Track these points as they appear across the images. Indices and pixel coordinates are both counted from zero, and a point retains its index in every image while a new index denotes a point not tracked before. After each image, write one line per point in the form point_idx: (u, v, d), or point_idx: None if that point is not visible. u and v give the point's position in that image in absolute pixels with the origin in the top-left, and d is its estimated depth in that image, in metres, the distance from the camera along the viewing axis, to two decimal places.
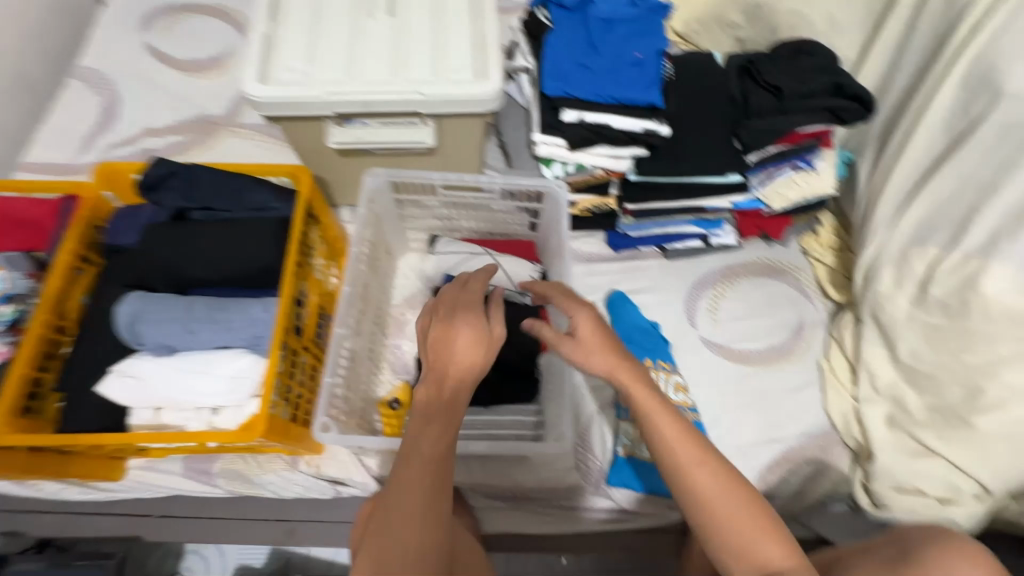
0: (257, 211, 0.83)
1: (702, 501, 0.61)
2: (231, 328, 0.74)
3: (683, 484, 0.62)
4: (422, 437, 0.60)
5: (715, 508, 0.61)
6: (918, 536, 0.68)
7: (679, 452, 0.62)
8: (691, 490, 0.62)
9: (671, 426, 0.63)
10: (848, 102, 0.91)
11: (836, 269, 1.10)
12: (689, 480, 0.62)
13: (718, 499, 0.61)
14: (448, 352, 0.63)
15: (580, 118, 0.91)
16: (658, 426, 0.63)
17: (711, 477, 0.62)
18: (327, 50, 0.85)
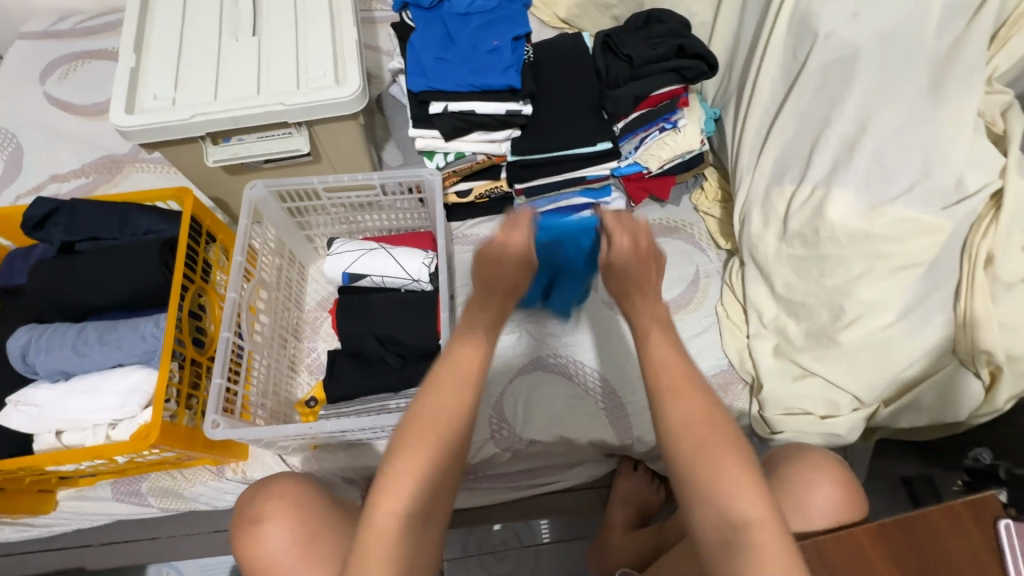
0: (143, 235, 0.88)
1: (695, 433, 0.58)
2: (122, 346, 0.78)
3: (667, 393, 0.61)
4: (461, 357, 0.65)
5: (685, 426, 0.58)
6: (781, 456, 0.75)
7: (676, 377, 0.62)
8: (677, 406, 0.60)
9: (673, 357, 0.64)
10: (690, 61, 0.98)
11: (723, 220, 1.17)
12: (673, 381, 0.62)
13: (700, 417, 0.59)
14: (497, 252, 0.70)
15: (446, 108, 0.96)
16: (660, 354, 0.64)
17: (696, 394, 0.61)
18: (193, 74, 0.89)
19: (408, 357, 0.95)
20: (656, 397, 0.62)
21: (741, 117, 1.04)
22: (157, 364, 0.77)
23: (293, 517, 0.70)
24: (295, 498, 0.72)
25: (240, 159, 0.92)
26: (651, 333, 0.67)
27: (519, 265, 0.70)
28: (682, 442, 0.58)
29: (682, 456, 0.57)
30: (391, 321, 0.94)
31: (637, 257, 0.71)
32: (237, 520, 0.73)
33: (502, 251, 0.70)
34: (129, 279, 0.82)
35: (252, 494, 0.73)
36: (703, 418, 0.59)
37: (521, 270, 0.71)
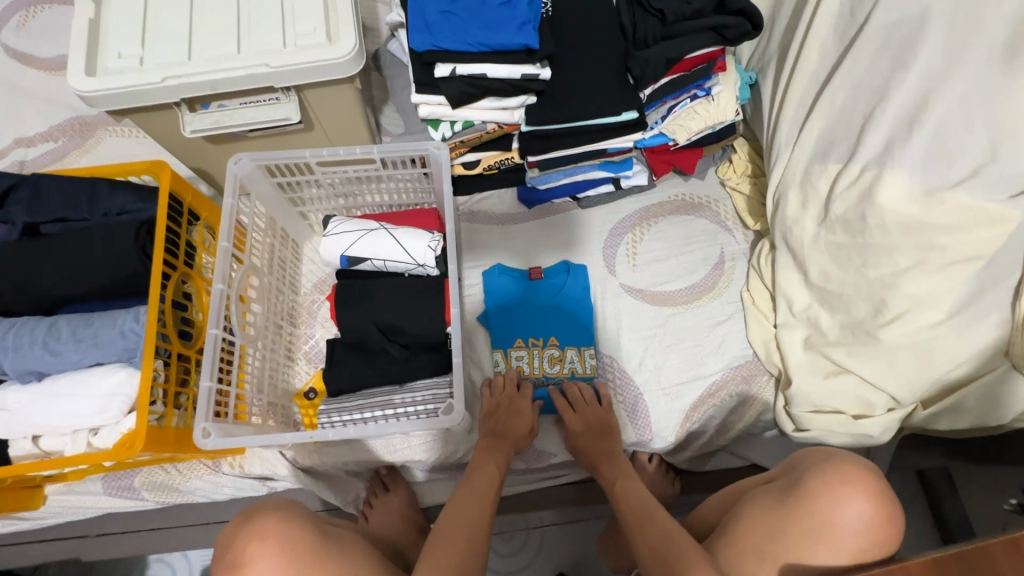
0: (115, 216, 0.79)
1: (657, 542, 0.74)
2: (98, 345, 0.70)
3: (652, 517, 0.78)
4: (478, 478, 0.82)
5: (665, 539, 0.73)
6: (810, 464, 0.71)
7: (644, 510, 0.80)
8: (659, 524, 0.76)
9: (636, 489, 0.85)
10: (731, 19, 0.86)
11: (752, 197, 1.07)
12: (658, 519, 0.77)
13: (660, 540, 0.73)
14: (507, 407, 0.92)
15: (453, 71, 0.85)
16: (631, 494, 0.84)
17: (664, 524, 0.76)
18: (161, 28, 0.77)
19: (413, 348, 0.89)
20: (633, 524, 0.79)
21: (782, 84, 0.93)
22: (139, 363, 0.70)
23: (278, 559, 0.62)
24: (278, 535, 0.63)
25: (222, 128, 0.81)
26: (624, 484, 0.86)
27: (523, 417, 0.91)
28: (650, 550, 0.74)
29: (658, 553, 0.72)
30: (394, 311, 0.87)
31: (584, 415, 0.93)
32: (216, 562, 0.64)
33: (513, 405, 0.92)
34: (102, 267, 0.74)
35: (232, 534, 0.65)
36: (665, 535, 0.74)
37: (519, 425, 0.91)
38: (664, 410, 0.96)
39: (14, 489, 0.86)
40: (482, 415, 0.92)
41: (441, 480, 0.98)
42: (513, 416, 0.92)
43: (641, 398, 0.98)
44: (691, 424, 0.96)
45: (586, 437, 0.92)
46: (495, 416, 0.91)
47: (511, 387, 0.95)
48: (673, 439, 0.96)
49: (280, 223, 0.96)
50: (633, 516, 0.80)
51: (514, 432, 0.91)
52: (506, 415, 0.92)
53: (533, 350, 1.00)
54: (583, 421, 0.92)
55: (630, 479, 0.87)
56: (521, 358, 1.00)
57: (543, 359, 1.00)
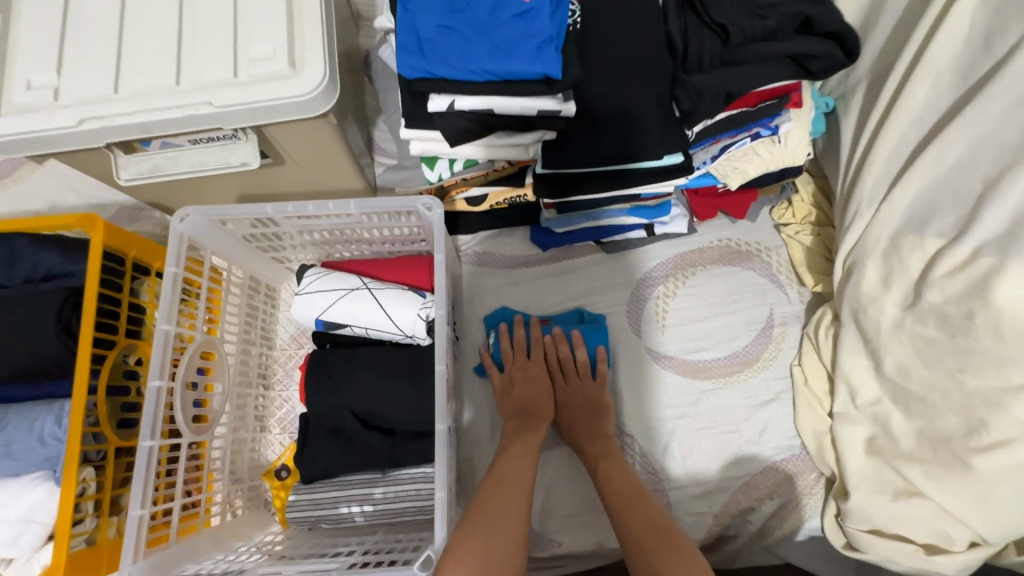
0: (42, 282, 0.66)
1: (638, 530, 0.66)
2: (13, 454, 0.59)
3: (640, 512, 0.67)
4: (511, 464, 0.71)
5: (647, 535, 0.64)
6: None
7: (630, 494, 0.70)
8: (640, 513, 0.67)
9: (621, 468, 0.74)
10: (816, 44, 0.66)
11: (814, 249, 0.89)
12: (644, 512, 0.67)
13: (646, 530, 0.65)
14: (519, 378, 0.83)
15: (452, 105, 0.67)
16: (617, 475, 0.73)
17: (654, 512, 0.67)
18: (82, 47, 0.61)
19: (398, 435, 0.75)
20: (617, 509, 0.69)
21: (871, 122, 0.74)
22: (61, 479, 0.58)
23: None
24: None
25: (164, 174, 0.66)
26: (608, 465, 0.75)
27: (538, 387, 0.82)
28: (634, 536, 0.65)
29: (641, 537, 0.64)
30: (374, 396, 0.74)
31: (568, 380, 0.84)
32: None
33: (528, 376, 0.83)
34: (17, 352, 0.61)
35: None
36: (651, 520, 0.66)
37: (544, 396, 0.82)
38: (693, 511, 0.81)
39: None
40: (500, 399, 0.82)
41: None
42: (539, 385, 0.82)
43: (665, 491, 0.82)
44: (724, 528, 0.81)
45: (577, 413, 0.82)
46: (511, 393, 0.82)
47: (524, 353, 0.84)
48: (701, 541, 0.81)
49: (249, 270, 0.82)
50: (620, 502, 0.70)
51: (542, 408, 0.81)
52: (523, 391, 0.82)
53: None
54: (573, 395, 0.83)
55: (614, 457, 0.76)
56: None
57: None
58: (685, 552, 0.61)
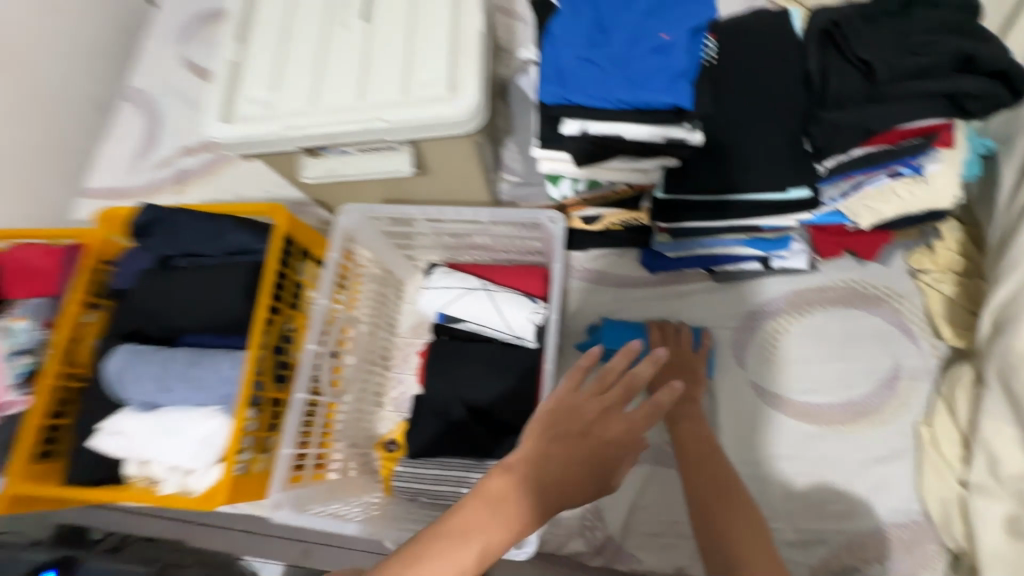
0: (237, 254, 0.81)
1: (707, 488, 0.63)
2: (202, 387, 0.73)
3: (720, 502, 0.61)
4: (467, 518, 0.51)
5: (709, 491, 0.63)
6: None
7: (702, 451, 0.69)
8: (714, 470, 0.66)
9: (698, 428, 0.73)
10: (975, 83, 0.63)
11: (955, 301, 0.82)
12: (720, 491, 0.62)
13: (709, 484, 0.64)
14: (665, 343, 0.86)
15: (584, 130, 0.73)
16: (693, 433, 0.72)
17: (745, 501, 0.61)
18: (292, 70, 0.76)
19: (498, 427, 0.81)
20: (685, 462, 0.69)
21: None
22: (234, 413, 0.72)
23: None
24: None
25: (337, 176, 0.80)
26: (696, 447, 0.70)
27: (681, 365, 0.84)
28: (696, 490, 0.64)
29: (707, 499, 0.62)
30: (481, 389, 0.81)
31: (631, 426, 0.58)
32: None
33: (676, 353, 0.85)
34: (218, 308, 0.77)
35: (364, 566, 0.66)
36: (717, 479, 0.64)
37: (679, 373, 0.83)
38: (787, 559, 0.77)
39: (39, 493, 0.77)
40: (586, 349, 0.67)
41: None
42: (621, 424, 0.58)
43: None
44: None
45: (672, 375, 0.83)
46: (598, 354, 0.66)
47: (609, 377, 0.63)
48: None
49: (385, 264, 0.94)
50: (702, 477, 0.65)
51: (622, 361, 0.64)
52: (668, 361, 0.84)
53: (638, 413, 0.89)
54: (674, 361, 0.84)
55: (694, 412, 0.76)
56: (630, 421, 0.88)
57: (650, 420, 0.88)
58: (756, 534, 0.57)
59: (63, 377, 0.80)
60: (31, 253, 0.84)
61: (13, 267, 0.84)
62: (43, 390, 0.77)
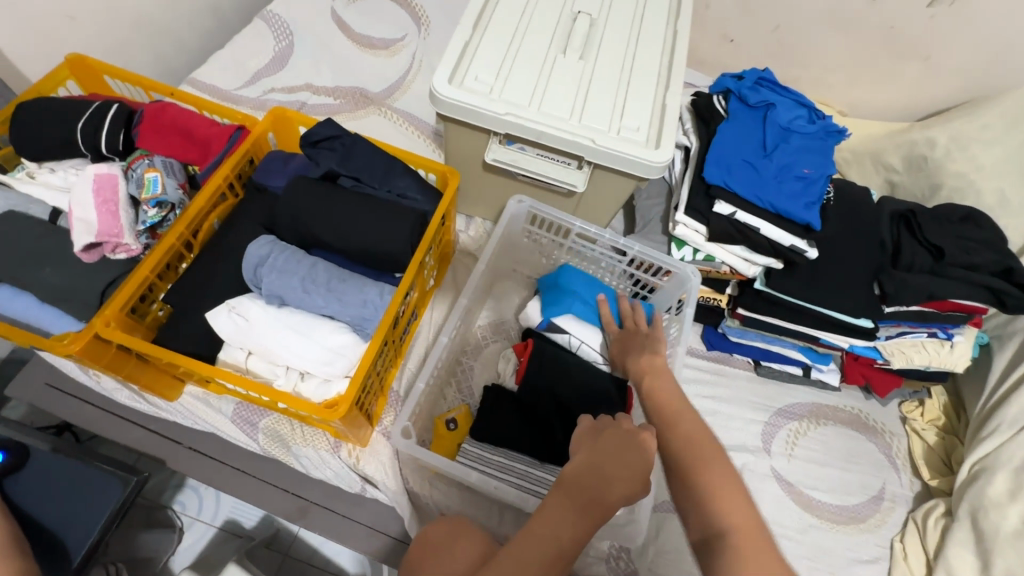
0: (398, 197, 0.85)
1: (690, 459, 0.60)
2: (343, 301, 0.73)
3: (704, 479, 0.58)
4: (553, 522, 0.55)
5: (685, 442, 0.62)
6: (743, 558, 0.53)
7: (673, 412, 0.67)
8: (680, 430, 0.64)
9: (669, 389, 0.72)
10: (1011, 287, 0.87)
11: (934, 449, 1.03)
12: (694, 460, 0.60)
13: (687, 445, 0.62)
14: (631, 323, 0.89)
15: (732, 214, 0.89)
16: (659, 387, 0.72)
17: (730, 472, 0.59)
18: (516, 70, 0.87)
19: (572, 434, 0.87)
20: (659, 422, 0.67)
21: (1021, 367, 0.93)
22: (369, 335, 0.73)
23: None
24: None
25: (515, 167, 0.89)
26: (671, 423, 0.66)
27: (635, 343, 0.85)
28: (678, 453, 0.62)
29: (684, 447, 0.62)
30: (575, 395, 0.88)
31: (629, 481, 0.58)
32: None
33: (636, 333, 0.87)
34: (373, 234, 0.79)
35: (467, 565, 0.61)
36: (694, 438, 0.62)
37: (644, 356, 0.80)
38: None
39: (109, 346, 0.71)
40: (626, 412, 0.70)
41: None
42: (619, 471, 0.59)
43: None
44: None
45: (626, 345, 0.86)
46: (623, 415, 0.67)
47: (600, 428, 0.64)
48: None
49: (495, 269, 1.04)
50: (682, 455, 0.61)
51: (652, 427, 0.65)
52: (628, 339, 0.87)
53: None
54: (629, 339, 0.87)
55: (662, 378, 0.74)
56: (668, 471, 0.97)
57: None
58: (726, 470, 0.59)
59: (180, 240, 0.76)
60: (191, 116, 0.82)
61: (165, 121, 0.82)
62: (165, 246, 0.73)
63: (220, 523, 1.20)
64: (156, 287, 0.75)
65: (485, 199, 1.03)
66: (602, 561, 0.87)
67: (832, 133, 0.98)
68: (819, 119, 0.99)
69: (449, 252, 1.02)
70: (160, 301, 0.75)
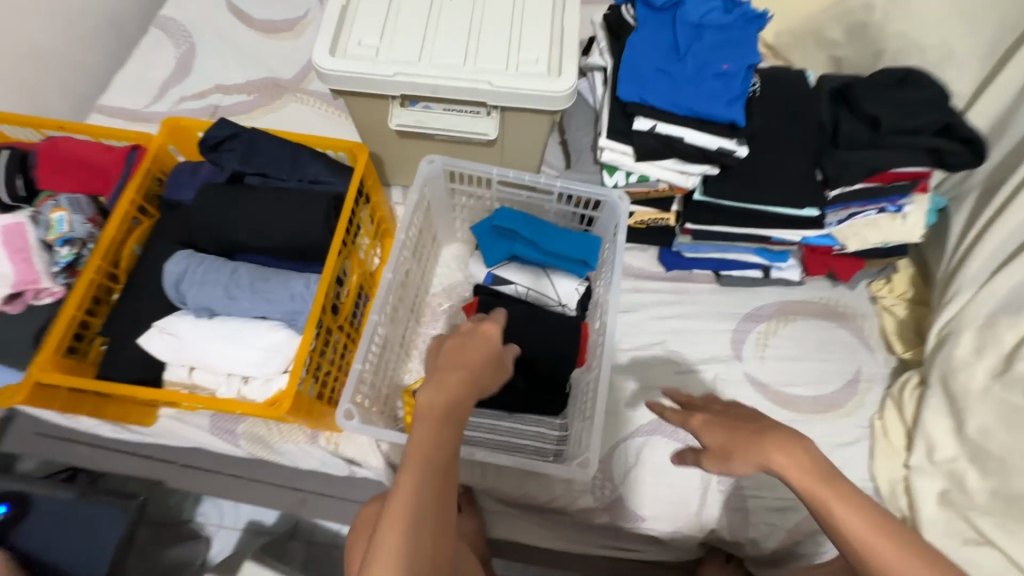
0: (310, 184, 0.83)
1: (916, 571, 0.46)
2: (271, 300, 0.74)
3: None
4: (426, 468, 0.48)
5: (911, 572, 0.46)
6: None
7: (876, 528, 0.48)
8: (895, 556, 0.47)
9: (853, 512, 0.48)
10: (954, 144, 0.83)
11: (906, 322, 1.02)
12: None
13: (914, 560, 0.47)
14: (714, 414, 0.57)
15: (653, 127, 0.86)
16: (819, 492, 0.49)
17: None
18: (400, 25, 0.82)
19: (534, 382, 0.88)
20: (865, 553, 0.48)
21: (978, 222, 0.90)
22: (301, 329, 0.73)
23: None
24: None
25: (424, 127, 0.86)
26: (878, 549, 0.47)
27: (728, 432, 0.54)
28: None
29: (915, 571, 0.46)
30: (531, 340, 0.87)
31: (470, 371, 0.52)
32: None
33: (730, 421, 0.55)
34: (290, 227, 0.78)
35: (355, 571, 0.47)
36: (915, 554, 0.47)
37: (759, 445, 0.51)
38: (769, 520, 0.89)
39: (59, 389, 0.73)
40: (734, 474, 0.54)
41: (516, 516, 0.96)
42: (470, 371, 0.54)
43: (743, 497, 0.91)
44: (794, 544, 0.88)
45: (715, 441, 0.54)
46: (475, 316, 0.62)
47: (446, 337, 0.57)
48: (770, 551, 0.89)
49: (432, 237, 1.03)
50: None
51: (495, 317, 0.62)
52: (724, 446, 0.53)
53: (651, 388, 0.99)
54: (721, 434, 0.54)
55: (797, 462, 0.50)
56: (643, 397, 0.98)
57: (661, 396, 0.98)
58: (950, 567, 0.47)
59: (103, 273, 0.77)
60: (85, 145, 0.81)
61: (60, 157, 0.80)
62: (85, 282, 0.74)
63: (243, 525, 1.24)
64: (91, 323, 0.76)
65: (411, 166, 1.01)
66: (588, 492, 0.91)
67: (752, 18, 0.91)
68: (737, 6, 0.93)
69: (387, 226, 1.01)
70: (99, 336, 0.76)
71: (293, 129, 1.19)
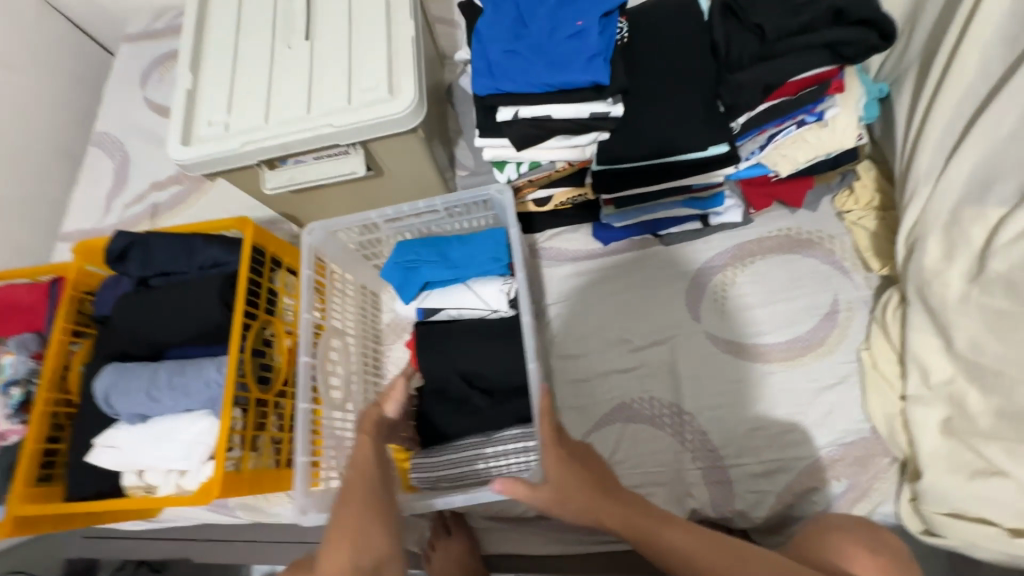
0: (212, 268, 0.86)
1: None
2: (189, 393, 0.77)
3: None
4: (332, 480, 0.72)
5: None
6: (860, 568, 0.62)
7: (699, 551, 0.57)
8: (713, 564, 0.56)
9: (680, 542, 0.57)
10: (851, 33, 0.72)
11: (879, 234, 0.90)
12: None
13: (724, 559, 0.56)
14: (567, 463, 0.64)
15: (516, 114, 0.80)
16: (672, 539, 0.57)
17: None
18: (244, 93, 0.82)
19: (473, 403, 0.86)
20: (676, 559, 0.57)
21: (921, 104, 0.77)
22: (220, 414, 0.76)
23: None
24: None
25: (296, 184, 0.85)
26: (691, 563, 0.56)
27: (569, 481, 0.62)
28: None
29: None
30: (455, 363, 0.85)
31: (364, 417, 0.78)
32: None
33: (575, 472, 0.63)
34: (196, 318, 0.81)
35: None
36: (729, 558, 0.56)
37: (588, 487, 0.62)
38: (755, 488, 0.83)
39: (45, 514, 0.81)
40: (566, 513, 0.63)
41: (506, 530, 0.96)
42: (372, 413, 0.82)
43: (725, 467, 0.85)
44: (788, 506, 0.81)
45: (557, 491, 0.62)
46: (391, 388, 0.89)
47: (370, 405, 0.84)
48: (766, 520, 0.82)
49: (359, 279, 1.02)
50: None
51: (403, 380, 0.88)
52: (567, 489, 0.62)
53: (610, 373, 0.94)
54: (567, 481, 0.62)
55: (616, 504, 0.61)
56: (603, 385, 0.94)
57: (620, 379, 0.93)
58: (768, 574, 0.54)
59: (54, 402, 0.84)
60: (14, 290, 0.88)
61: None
62: (37, 417, 0.81)
63: None
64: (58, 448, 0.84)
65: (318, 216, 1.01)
66: None
67: None
68: None
69: None
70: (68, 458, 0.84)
71: (226, 205, 1.24)
